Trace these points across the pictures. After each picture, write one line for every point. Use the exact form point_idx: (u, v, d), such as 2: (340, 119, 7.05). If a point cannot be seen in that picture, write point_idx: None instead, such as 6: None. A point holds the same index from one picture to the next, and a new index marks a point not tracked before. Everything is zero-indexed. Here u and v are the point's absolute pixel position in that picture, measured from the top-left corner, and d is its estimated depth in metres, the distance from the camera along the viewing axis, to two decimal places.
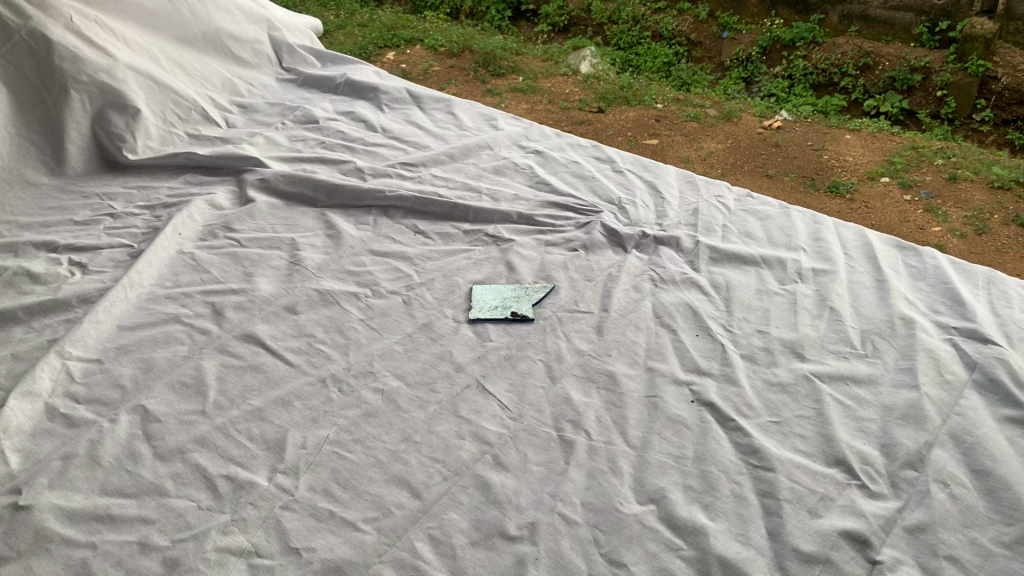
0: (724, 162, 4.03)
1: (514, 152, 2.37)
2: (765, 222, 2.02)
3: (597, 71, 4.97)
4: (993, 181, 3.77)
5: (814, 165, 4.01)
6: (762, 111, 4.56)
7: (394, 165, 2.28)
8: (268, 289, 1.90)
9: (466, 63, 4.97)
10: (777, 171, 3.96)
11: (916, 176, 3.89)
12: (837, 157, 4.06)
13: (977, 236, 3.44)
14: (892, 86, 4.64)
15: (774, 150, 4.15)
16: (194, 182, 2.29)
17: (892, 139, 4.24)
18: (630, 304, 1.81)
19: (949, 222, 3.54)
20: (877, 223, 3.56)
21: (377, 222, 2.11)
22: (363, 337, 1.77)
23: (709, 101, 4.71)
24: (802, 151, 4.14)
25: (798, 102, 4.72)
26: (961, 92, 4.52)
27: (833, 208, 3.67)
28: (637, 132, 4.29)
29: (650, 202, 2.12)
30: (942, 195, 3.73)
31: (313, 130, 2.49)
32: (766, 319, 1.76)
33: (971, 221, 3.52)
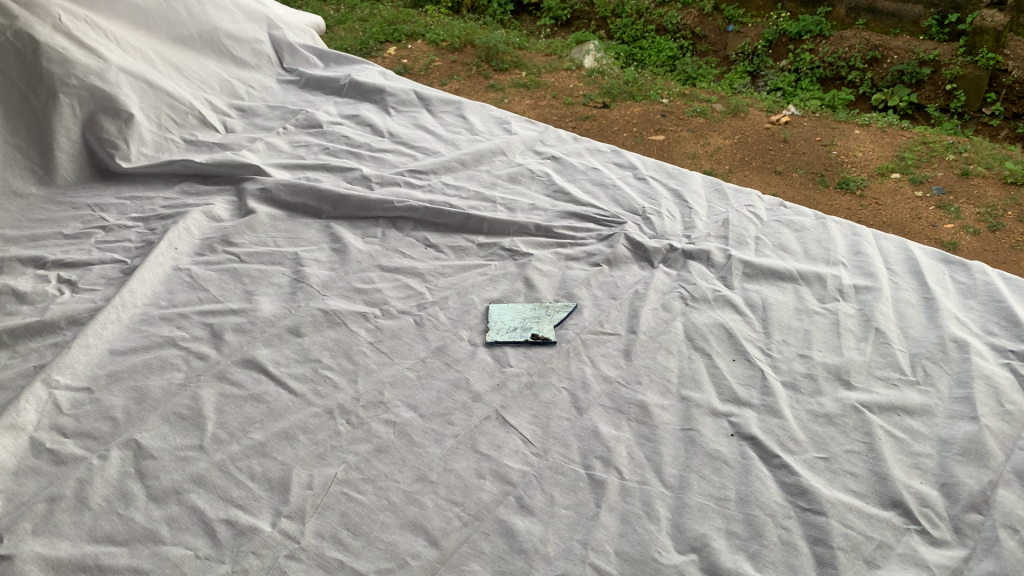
0: (732, 158, 3.90)
1: (529, 158, 2.24)
2: (800, 234, 1.90)
3: (601, 66, 4.82)
4: (1006, 177, 3.64)
5: (823, 160, 3.86)
6: (770, 105, 4.41)
7: (402, 172, 2.15)
8: (270, 309, 1.77)
9: (469, 58, 4.83)
10: (786, 167, 3.82)
11: (927, 171, 3.75)
12: (846, 151, 3.93)
13: (990, 233, 3.33)
14: (900, 80, 4.47)
15: (783, 145, 4.01)
16: (191, 191, 2.16)
17: (902, 134, 4.10)
18: (660, 325, 1.68)
19: (962, 220, 3.41)
20: (888, 221, 3.43)
21: (385, 235, 1.98)
22: (372, 362, 1.64)
23: (716, 95, 4.57)
24: (811, 145, 4.00)
25: (805, 97, 4.57)
26: (971, 85, 4.35)
27: (842, 206, 3.53)
28: (643, 127, 4.16)
29: (676, 211, 1.98)
30: (954, 192, 3.60)
31: (316, 135, 2.36)
32: (808, 342, 1.63)
33: (985, 218, 3.41)
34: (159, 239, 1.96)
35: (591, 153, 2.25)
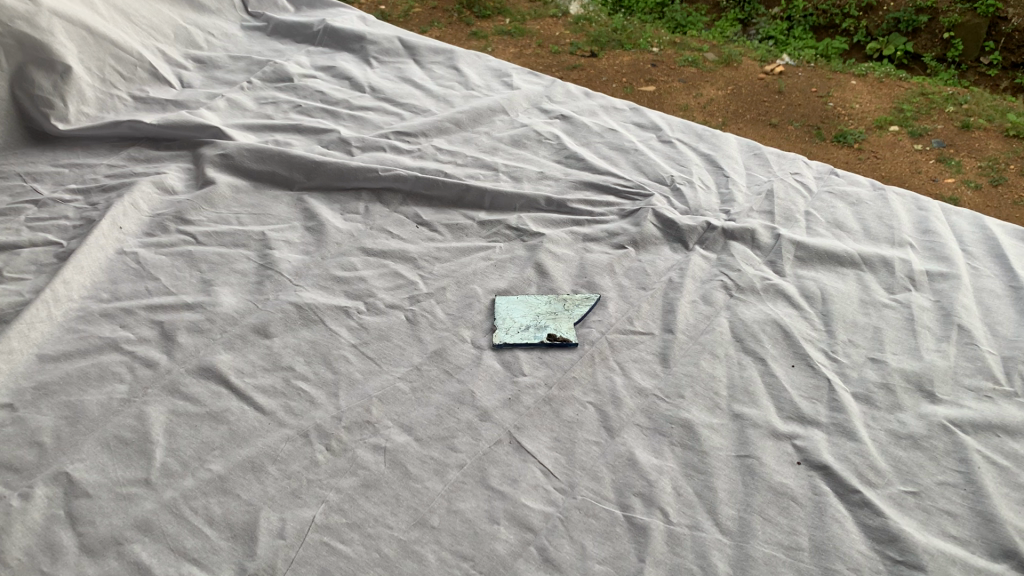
0: (725, 110, 3.48)
1: (535, 118, 1.93)
2: (856, 209, 1.62)
3: (588, 12, 4.44)
4: (1006, 128, 3.25)
5: (819, 113, 3.45)
6: (764, 54, 3.93)
7: (387, 134, 1.84)
8: (233, 303, 1.48)
9: (450, 4, 4.45)
10: (782, 119, 3.42)
11: (926, 123, 3.35)
12: (842, 102, 3.50)
13: (992, 187, 2.98)
14: (896, 27, 4.04)
15: (778, 96, 3.57)
16: (139, 159, 1.83)
17: (898, 84, 3.65)
18: (702, 322, 1.41)
19: (962, 174, 3.05)
20: (886, 174, 3.06)
21: (368, 210, 1.68)
22: (357, 370, 1.36)
23: (707, 44, 4.09)
24: (807, 96, 3.56)
25: (797, 45, 4.06)
26: (969, 33, 3.94)
27: (838, 159, 3.15)
28: (631, 78, 3.75)
29: (710, 181, 1.70)
30: (955, 144, 3.22)
31: (286, 90, 2.04)
32: (879, 343, 1.37)
33: (986, 171, 3.05)
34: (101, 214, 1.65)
35: (607, 111, 1.95)
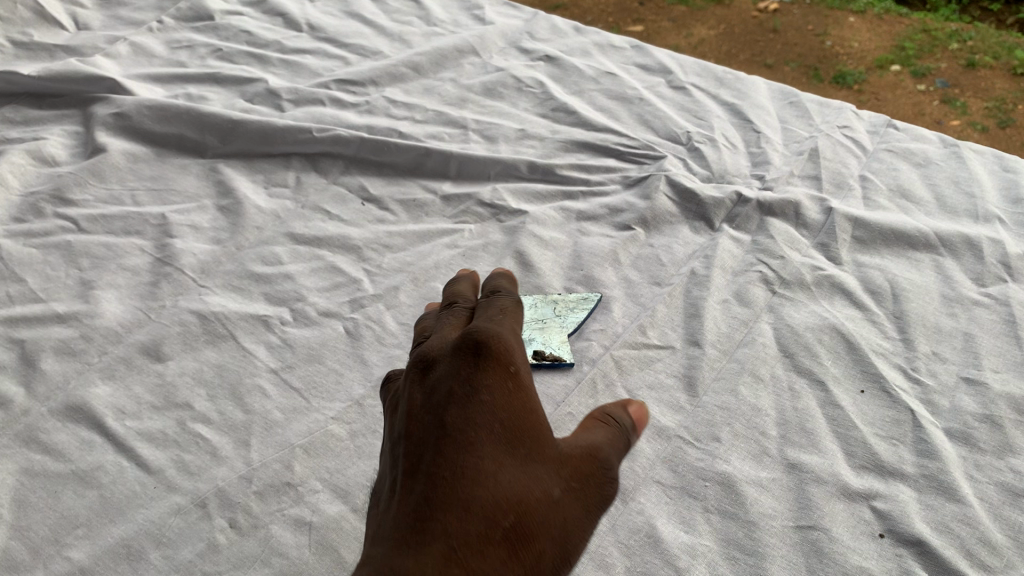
0: (717, 52, 2.92)
1: (512, 60, 1.55)
2: (924, 173, 1.27)
3: None
4: (1014, 65, 2.58)
5: (817, 53, 2.82)
6: None
7: (327, 83, 1.47)
8: (118, 313, 1.12)
9: None
10: (777, 60, 2.83)
11: (930, 62, 2.68)
12: (842, 35, 2.86)
13: (1001, 129, 2.41)
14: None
15: (774, 33, 2.94)
16: (15, 121, 1.45)
17: (897, 20, 2.91)
18: (737, 331, 1.07)
19: (967, 118, 2.47)
20: None
21: (301, 182, 1.32)
22: (275, 408, 1.01)
23: None
24: (804, 31, 2.92)
25: None
26: None
27: None
28: (616, 16, 3.18)
29: (737, 140, 1.34)
30: (963, 79, 2.60)
31: (204, 31, 1.66)
32: (973, 356, 1.03)
33: (995, 110, 2.47)
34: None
35: (603, 49, 1.57)
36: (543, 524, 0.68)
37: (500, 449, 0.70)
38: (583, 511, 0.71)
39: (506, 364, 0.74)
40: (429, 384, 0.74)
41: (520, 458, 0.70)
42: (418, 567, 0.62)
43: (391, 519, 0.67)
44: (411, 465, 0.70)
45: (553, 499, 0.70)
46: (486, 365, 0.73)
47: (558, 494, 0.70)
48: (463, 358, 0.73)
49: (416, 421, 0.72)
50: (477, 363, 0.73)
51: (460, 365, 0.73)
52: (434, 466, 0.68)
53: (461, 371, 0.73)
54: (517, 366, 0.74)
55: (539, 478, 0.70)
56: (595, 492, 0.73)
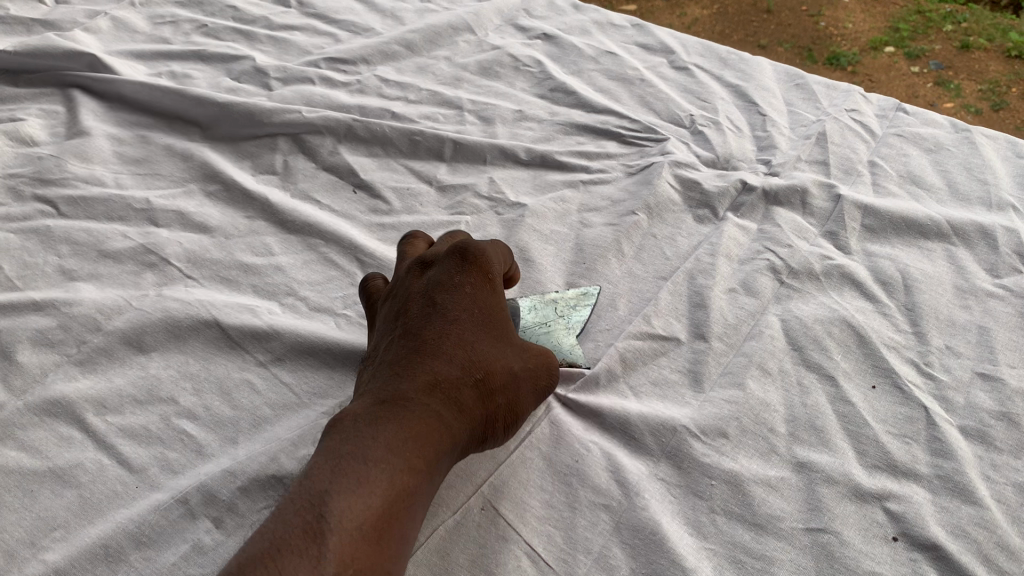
0: (708, 32, 2.87)
1: (509, 38, 1.49)
2: (935, 159, 1.23)
3: None
4: (1009, 48, 2.53)
5: (811, 33, 2.76)
6: None
7: (317, 62, 1.42)
8: (96, 299, 1.07)
9: None
10: (770, 40, 2.78)
11: (924, 44, 2.63)
12: (835, 18, 2.80)
13: (994, 111, 2.36)
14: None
15: (766, 15, 2.89)
16: None
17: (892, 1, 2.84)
18: (744, 322, 1.03)
19: (961, 101, 2.41)
20: None
21: (289, 166, 1.28)
22: (263, 404, 0.97)
23: None
24: (797, 14, 2.86)
25: None
26: None
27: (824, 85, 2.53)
28: None
29: (743, 123, 1.30)
30: (955, 62, 2.55)
31: (188, 6, 1.60)
32: (988, 351, 0.99)
33: (988, 92, 2.42)
34: None
35: (602, 28, 1.52)
36: (507, 382, 0.83)
37: (477, 328, 0.85)
38: (537, 387, 0.86)
39: (489, 273, 0.90)
40: (426, 278, 0.90)
41: (494, 337, 0.86)
42: (412, 391, 0.78)
43: (387, 363, 0.83)
44: (405, 330, 0.85)
45: (513, 369, 0.85)
46: (469, 268, 0.89)
47: (516, 366, 0.85)
48: (455, 260, 0.90)
49: (412, 302, 0.88)
50: (465, 266, 0.89)
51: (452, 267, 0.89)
52: (424, 332, 0.84)
53: (451, 270, 0.89)
54: (496, 274, 0.90)
55: (505, 353, 0.85)
56: (548, 375, 0.87)
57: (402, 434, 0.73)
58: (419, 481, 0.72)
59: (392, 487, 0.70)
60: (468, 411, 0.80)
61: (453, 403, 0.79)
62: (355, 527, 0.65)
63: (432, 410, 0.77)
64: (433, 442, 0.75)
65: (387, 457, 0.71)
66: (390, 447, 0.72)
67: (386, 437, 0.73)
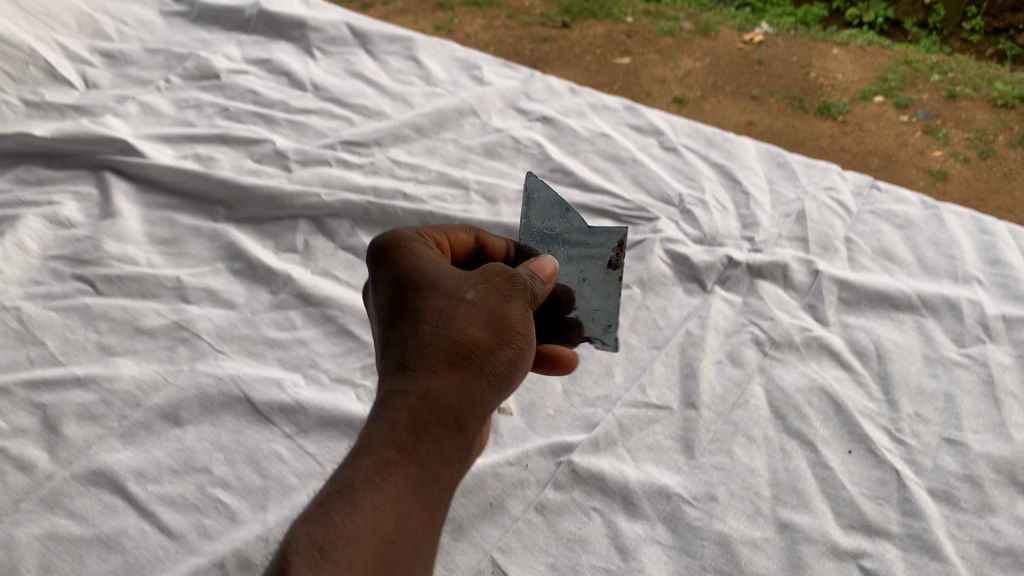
0: (700, 82, 2.65)
1: (510, 121, 1.61)
2: (906, 234, 1.33)
3: None
4: (993, 96, 2.45)
5: (801, 84, 2.61)
6: (742, 22, 3.00)
7: (333, 144, 1.54)
8: (135, 376, 1.16)
9: None
10: (761, 92, 2.58)
11: (911, 94, 2.53)
12: (825, 74, 2.66)
13: (982, 160, 2.22)
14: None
15: (757, 69, 2.70)
16: (30, 181, 1.50)
17: (879, 51, 2.78)
18: (731, 392, 1.12)
19: (950, 149, 2.28)
20: (864, 153, 2.29)
21: (309, 246, 1.38)
22: (291, 472, 1.06)
23: (682, 11, 3.11)
24: (787, 69, 2.70)
25: (774, 10, 3.13)
26: None
27: (813, 138, 2.37)
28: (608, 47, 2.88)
29: (728, 200, 1.41)
30: (943, 115, 2.42)
31: (211, 90, 1.71)
32: (954, 418, 1.08)
33: (975, 143, 2.29)
34: (17, 255, 1.34)
35: (597, 110, 1.63)
36: (468, 315, 0.78)
37: (420, 289, 0.80)
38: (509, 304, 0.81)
39: (415, 243, 0.86)
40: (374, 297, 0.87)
41: (437, 283, 0.81)
42: (386, 390, 0.74)
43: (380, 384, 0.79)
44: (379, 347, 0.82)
45: (468, 300, 0.80)
46: (389, 256, 0.86)
47: (472, 296, 0.80)
48: (377, 262, 0.87)
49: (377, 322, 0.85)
50: (386, 258, 0.86)
51: (383, 254, 0.86)
52: (385, 333, 0.81)
53: (379, 273, 0.86)
54: (413, 242, 0.86)
55: (455, 290, 0.80)
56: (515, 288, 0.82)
57: (370, 439, 0.69)
58: (395, 461, 0.67)
59: (362, 485, 0.65)
60: (439, 364, 0.75)
61: (425, 371, 0.74)
62: (319, 543, 0.60)
63: (399, 388, 0.73)
64: (405, 423, 0.70)
65: (353, 469, 0.66)
66: (358, 458, 0.68)
67: (357, 450, 0.68)
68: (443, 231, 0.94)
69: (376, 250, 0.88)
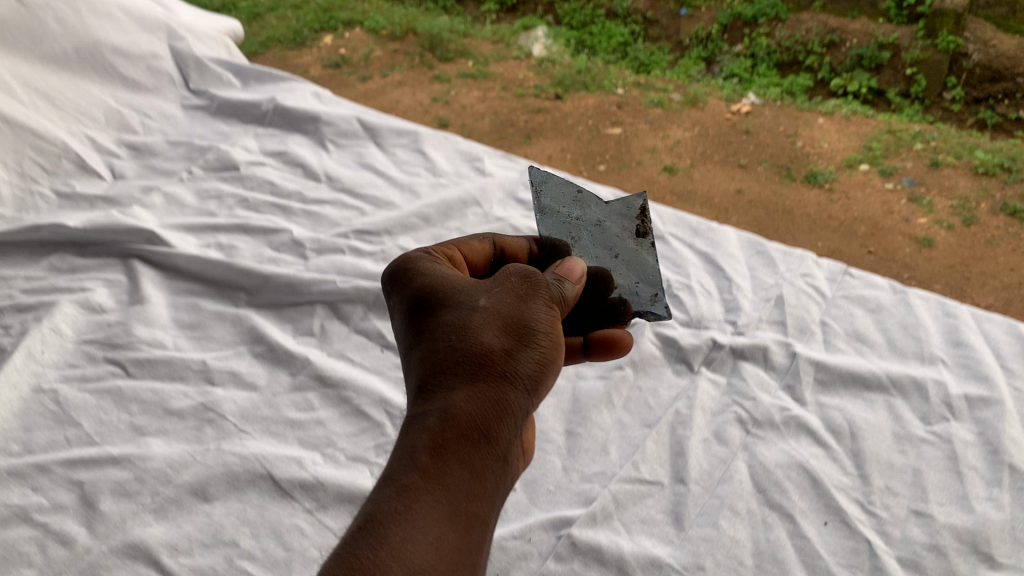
0: (692, 151, 2.80)
1: (511, 211, 1.74)
2: (876, 318, 1.45)
3: (551, 54, 3.55)
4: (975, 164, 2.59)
5: (789, 153, 2.76)
6: (728, 93, 3.21)
7: (346, 233, 1.66)
8: (166, 455, 1.25)
9: (410, 45, 3.60)
10: (750, 160, 2.73)
11: (896, 162, 2.68)
12: (812, 142, 2.81)
13: (966, 227, 2.35)
14: (859, 65, 3.33)
15: (745, 137, 2.86)
16: (63, 269, 1.61)
17: (864, 121, 2.97)
18: (716, 468, 1.22)
19: (934, 215, 2.40)
20: (852, 220, 2.42)
21: (325, 330, 1.49)
22: (312, 545, 1.14)
23: (672, 84, 3.32)
24: (775, 138, 2.86)
25: (762, 82, 3.39)
26: (931, 70, 3.24)
27: (803, 205, 2.50)
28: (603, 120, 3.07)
29: (713, 286, 1.53)
30: (926, 182, 2.56)
31: (231, 181, 1.84)
32: (921, 491, 1.17)
33: (959, 209, 2.41)
34: (53, 340, 1.44)
35: None
36: (480, 324, 0.83)
37: (434, 312, 0.87)
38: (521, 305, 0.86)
39: (430, 270, 0.93)
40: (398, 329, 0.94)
41: (449, 300, 0.87)
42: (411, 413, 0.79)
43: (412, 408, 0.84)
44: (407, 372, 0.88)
45: (481, 306, 0.85)
46: (405, 288, 0.93)
47: (484, 302, 0.86)
48: (397, 295, 0.94)
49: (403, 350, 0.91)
50: (402, 290, 0.93)
51: (403, 288, 0.94)
52: (410, 357, 0.87)
53: (398, 303, 0.94)
54: (424, 269, 0.94)
55: (467, 303, 0.86)
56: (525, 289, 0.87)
57: (396, 466, 0.73)
58: (419, 485, 0.71)
59: (384, 517, 0.68)
60: (458, 379, 0.79)
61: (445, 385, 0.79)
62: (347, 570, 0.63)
63: (422, 410, 0.78)
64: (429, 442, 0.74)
65: (380, 498, 0.70)
66: (384, 487, 0.72)
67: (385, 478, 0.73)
68: (461, 248, 1.03)
69: (395, 286, 0.96)
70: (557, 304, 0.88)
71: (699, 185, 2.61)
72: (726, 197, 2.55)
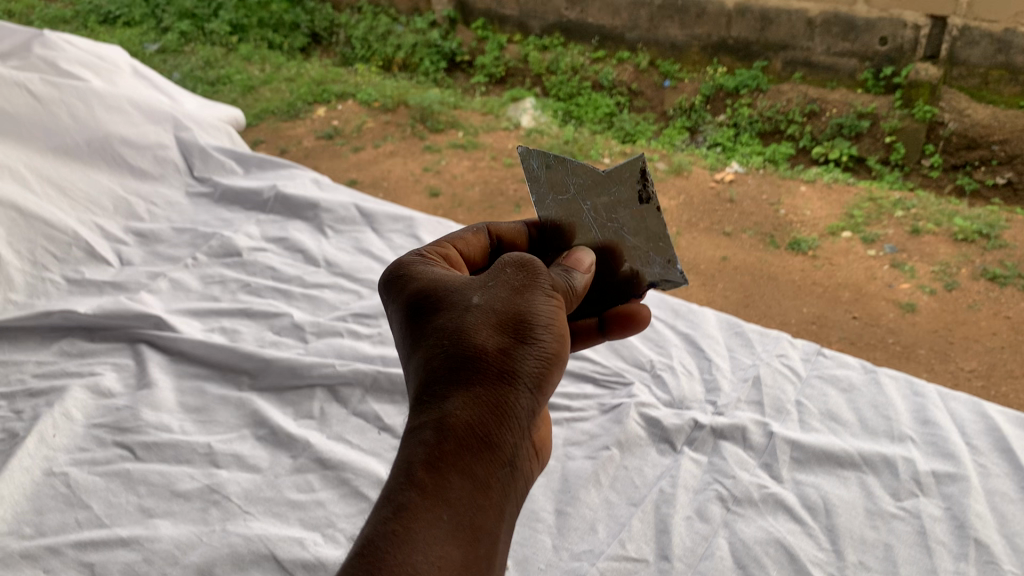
0: (679, 220, 2.90)
1: None
2: (849, 397, 1.53)
3: (540, 125, 3.69)
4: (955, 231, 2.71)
5: (772, 221, 2.88)
6: (713, 162, 3.35)
7: (345, 318, 1.75)
8: (173, 537, 1.31)
9: (403, 119, 3.74)
10: (735, 228, 2.84)
11: (876, 229, 2.79)
12: (795, 211, 2.94)
13: (947, 292, 2.45)
14: (840, 133, 3.55)
15: (728, 207, 2.98)
16: (72, 354, 1.67)
17: (845, 189, 3.12)
18: (699, 545, 1.28)
19: (916, 281, 2.50)
20: (837, 286, 2.51)
21: (325, 412, 1.56)
22: None
23: (657, 153, 3.47)
24: (758, 207, 2.98)
25: (745, 151, 3.56)
26: (909, 138, 3.48)
27: (789, 273, 2.59)
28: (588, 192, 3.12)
29: (694, 366, 1.61)
30: (907, 249, 2.66)
31: (234, 266, 1.92)
32: (892, 566, 1.24)
33: (939, 275, 2.52)
34: (64, 425, 1.50)
35: None
36: (474, 324, 0.90)
37: (430, 317, 0.95)
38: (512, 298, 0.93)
39: (426, 276, 1.01)
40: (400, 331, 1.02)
41: (443, 304, 0.95)
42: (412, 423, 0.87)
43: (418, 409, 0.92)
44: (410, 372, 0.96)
45: (474, 305, 0.93)
46: (403, 296, 1.01)
47: (477, 301, 0.93)
48: (396, 300, 1.02)
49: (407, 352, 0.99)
50: (400, 297, 1.01)
51: (403, 295, 1.01)
52: (411, 359, 0.94)
53: (397, 309, 1.01)
54: (419, 275, 1.02)
55: (461, 303, 0.94)
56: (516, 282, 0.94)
57: (398, 481, 0.80)
58: (418, 501, 0.78)
59: (383, 539, 0.75)
60: (453, 388, 0.87)
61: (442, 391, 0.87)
62: None
63: (423, 419, 0.86)
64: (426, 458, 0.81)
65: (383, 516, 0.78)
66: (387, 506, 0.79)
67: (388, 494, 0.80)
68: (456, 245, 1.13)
69: (394, 289, 1.04)
70: (555, 292, 0.96)
71: (687, 254, 2.70)
72: (715, 266, 2.64)
